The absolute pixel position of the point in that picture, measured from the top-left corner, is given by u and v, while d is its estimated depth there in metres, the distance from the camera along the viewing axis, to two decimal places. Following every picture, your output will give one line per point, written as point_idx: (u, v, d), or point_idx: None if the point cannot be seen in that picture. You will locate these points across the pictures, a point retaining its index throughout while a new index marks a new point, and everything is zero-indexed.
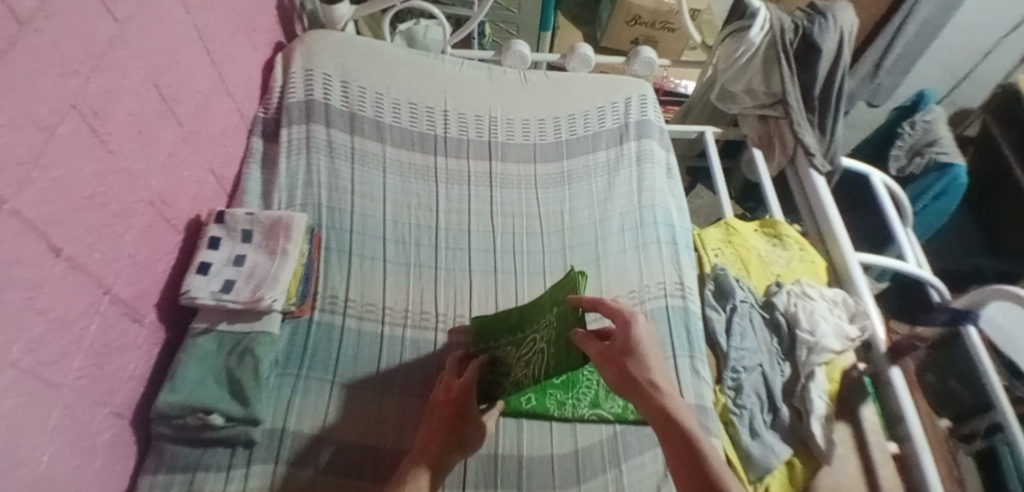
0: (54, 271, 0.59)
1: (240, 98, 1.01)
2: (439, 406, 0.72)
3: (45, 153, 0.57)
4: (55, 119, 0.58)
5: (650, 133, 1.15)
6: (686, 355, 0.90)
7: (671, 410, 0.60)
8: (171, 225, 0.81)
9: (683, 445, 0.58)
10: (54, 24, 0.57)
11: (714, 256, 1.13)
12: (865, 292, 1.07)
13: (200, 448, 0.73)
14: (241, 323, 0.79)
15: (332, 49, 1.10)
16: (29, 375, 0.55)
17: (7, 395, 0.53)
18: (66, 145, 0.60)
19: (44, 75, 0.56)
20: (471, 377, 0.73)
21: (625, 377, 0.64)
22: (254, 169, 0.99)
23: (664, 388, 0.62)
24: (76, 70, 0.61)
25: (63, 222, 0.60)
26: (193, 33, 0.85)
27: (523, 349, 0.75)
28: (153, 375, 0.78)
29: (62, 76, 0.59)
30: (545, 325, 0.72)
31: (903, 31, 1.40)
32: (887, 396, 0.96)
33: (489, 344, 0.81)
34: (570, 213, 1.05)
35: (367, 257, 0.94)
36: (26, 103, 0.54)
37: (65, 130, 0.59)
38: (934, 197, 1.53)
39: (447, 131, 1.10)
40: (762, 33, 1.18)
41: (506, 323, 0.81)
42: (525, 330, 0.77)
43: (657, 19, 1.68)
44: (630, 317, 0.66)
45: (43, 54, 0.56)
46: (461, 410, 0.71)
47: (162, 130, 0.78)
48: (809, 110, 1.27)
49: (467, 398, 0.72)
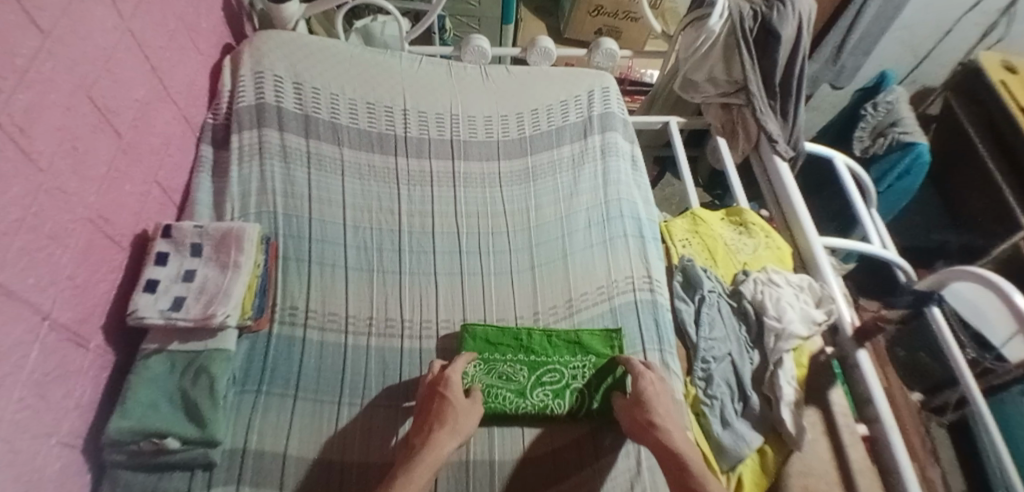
0: None
1: (185, 104, 0.96)
2: (433, 398, 0.75)
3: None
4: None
5: (613, 125, 1.15)
6: (656, 349, 0.89)
7: (669, 445, 0.71)
8: (114, 242, 0.77)
9: (678, 471, 0.68)
10: None
11: (682, 247, 1.12)
12: (831, 278, 1.08)
13: (157, 474, 0.70)
14: (194, 342, 0.76)
15: (282, 49, 1.06)
16: None
17: None
18: None
19: None
20: (456, 372, 0.78)
21: (634, 421, 0.76)
22: (205, 178, 0.95)
23: (664, 426, 0.73)
24: None
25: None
26: (129, 39, 0.80)
27: (540, 374, 0.85)
28: (104, 400, 0.75)
29: None
30: (581, 362, 0.86)
31: (863, 15, 1.42)
32: (854, 378, 0.99)
33: (488, 357, 0.86)
34: (535, 210, 1.04)
35: (327, 265, 0.91)
36: None
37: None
38: (897, 177, 1.57)
39: (407, 129, 1.07)
40: (721, 21, 1.18)
41: (506, 338, 0.87)
42: (542, 355, 0.87)
43: (619, 9, 1.68)
44: (640, 369, 0.80)
45: None
46: (442, 395, 0.74)
47: (99, 143, 0.74)
48: (772, 97, 1.28)
49: (449, 384, 0.76)
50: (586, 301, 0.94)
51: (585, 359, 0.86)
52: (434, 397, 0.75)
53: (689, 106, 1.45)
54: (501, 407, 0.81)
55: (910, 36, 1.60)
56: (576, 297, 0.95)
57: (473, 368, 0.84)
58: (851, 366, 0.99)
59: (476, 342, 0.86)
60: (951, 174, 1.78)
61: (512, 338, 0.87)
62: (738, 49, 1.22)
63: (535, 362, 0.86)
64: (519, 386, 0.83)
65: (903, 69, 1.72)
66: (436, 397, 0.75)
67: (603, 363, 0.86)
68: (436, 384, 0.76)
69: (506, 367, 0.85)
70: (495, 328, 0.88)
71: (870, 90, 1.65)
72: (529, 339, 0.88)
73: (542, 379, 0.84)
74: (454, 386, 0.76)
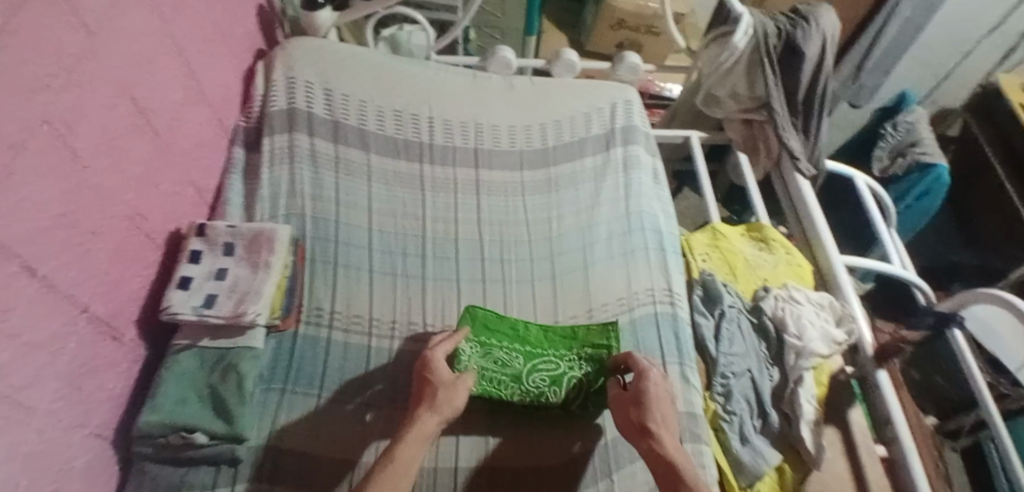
0: (26, 291, 0.57)
1: (220, 107, 0.99)
2: (422, 384, 0.75)
3: (13, 172, 0.55)
4: (25, 136, 0.56)
5: (635, 139, 1.16)
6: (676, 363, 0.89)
7: (661, 452, 0.69)
8: (150, 239, 0.79)
9: (666, 482, 0.67)
10: (20, 39, 0.55)
11: (702, 261, 1.12)
12: (851, 296, 1.08)
13: (183, 468, 0.71)
14: (224, 339, 0.77)
15: (314, 56, 1.09)
16: (4, 399, 0.53)
17: None
18: (34, 163, 0.58)
19: (11, 93, 0.54)
20: (439, 352, 0.78)
21: (630, 420, 0.74)
22: (236, 179, 0.97)
23: (659, 434, 0.71)
24: (45, 86, 0.59)
25: (33, 239, 0.57)
26: (170, 43, 0.83)
27: (535, 363, 0.86)
28: (134, 394, 0.76)
29: (31, 94, 0.57)
30: (576, 355, 0.87)
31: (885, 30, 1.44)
32: (874, 398, 0.98)
33: (485, 341, 0.87)
34: (557, 220, 1.05)
35: (352, 268, 0.92)
36: None
37: (37, 145, 0.58)
38: (916, 197, 1.55)
39: (433, 137, 1.09)
40: (746, 38, 1.21)
41: (503, 325, 0.89)
42: (537, 347, 0.89)
43: (642, 23, 1.70)
44: (644, 368, 0.78)
45: (10, 71, 0.54)
46: (428, 379, 0.74)
47: (139, 143, 0.76)
48: (794, 114, 1.28)
49: (432, 368, 0.75)
50: (606, 311, 0.95)
51: (580, 352, 0.87)
52: (421, 382, 0.75)
53: (711, 119, 1.44)
54: (497, 391, 0.81)
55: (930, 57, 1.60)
56: (597, 308, 0.95)
57: (469, 349, 0.84)
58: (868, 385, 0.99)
59: (473, 323, 0.87)
60: (973, 196, 1.77)
61: (508, 325, 0.89)
62: (761, 66, 1.23)
63: (530, 352, 0.87)
64: (514, 372, 0.84)
65: (921, 90, 1.72)
66: (423, 381, 0.75)
67: (598, 355, 0.87)
68: (422, 368, 0.76)
69: (502, 353, 0.86)
70: (494, 314, 0.90)
71: (889, 109, 1.65)
72: (526, 330, 0.90)
73: (538, 367, 0.85)
74: (437, 365, 0.76)
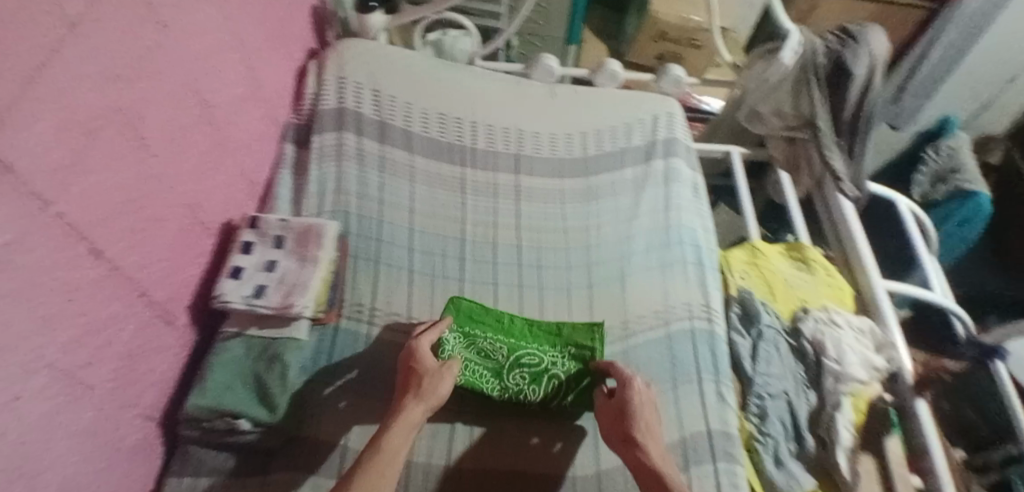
0: (91, 273, 0.58)
1: (274, 104, 1.02)
2: (407, 374, 0.75)
3: (84, 158, 0.56)
4: (97, 123, 0.58)
5: (676, 151, 1.15)
6: (669, 387, 0.87)
7: (647, 465, 0.69)
8: (206, 228, 0.81)
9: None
10: (100, 28, 0.57)
11: (740, 279, 1.11)
12: (891, 321, 1.06)
13: (225, 452, 0.73)
14: (271, 329, 0.79)
15: (364, 58, 1.11)
16: (65, 375, 0.55)
17: (42, 397, 0.52)
18: (105, 149, 0.59)
19: (86, 80, 0.56)
20: (424, 341, 0.78)
21: (616, 430, 0.74)
22: (286, 175, 1.00)
23: (644, 444, 0.71)
24: (119, 75, 0.61)
25: (100, 224, 0.59)
26: (232, 39, 0.85)
27: (518, 356, 0.86)
28: (181, 378, 0.78)
29: (104, 82, 0.58)
30: (559, 353, 0.87)
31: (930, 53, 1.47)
32: (912, 427, 0.95)
33: (470, 332, 0.86)
34: (596, 230, 1.05)
35: (393, 267, 0.94)
36: (67, 107, 0.53)
37: (107, 133, 0.59)
38: (957, 223, 1.52)
39: (475, 142, 1.10)
40: (794, 55, 1.20)
41: (488, 317, 0.88)
42: (521, 340, 0.88)
43: (683, 36, 1.68)
44: (628, 377, 0.77)
45: (87, 58, 0.56)
46: (413, 369, 0.75)
47: (200, 135, 0.78)
48: (838, 134, 1.26)
49: (417, 357, 0.76)
50: (642, 324, 0.94)
51: (563, 350, 0.87)
52: (406, 371, 0.75)
53: (751, 136, 1.43)
54: (477, 384, 0.82)
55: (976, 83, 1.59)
56: (633, 320, 0.95)
57: (453, 339, 0.84)
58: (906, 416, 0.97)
59: (458, 314, 0.87)
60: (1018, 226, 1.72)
61: (493, 318, 0.89)
62: (809, 85, 1.23)
63: (514, 344, 0.87)
64: (496, 366, 0.85)
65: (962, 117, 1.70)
66: (408, 371, 0.75)
67: (581, 355, 0.86)
68: (406, 358, 0.76)
69: (486, 344, 0.86)
70: (479, 306, 0.89)
71: (932, 133, 1.66)
72: (511, 323, 0.89)
73: (520, 361, 0.85)
74: (422, 355, 0.76)
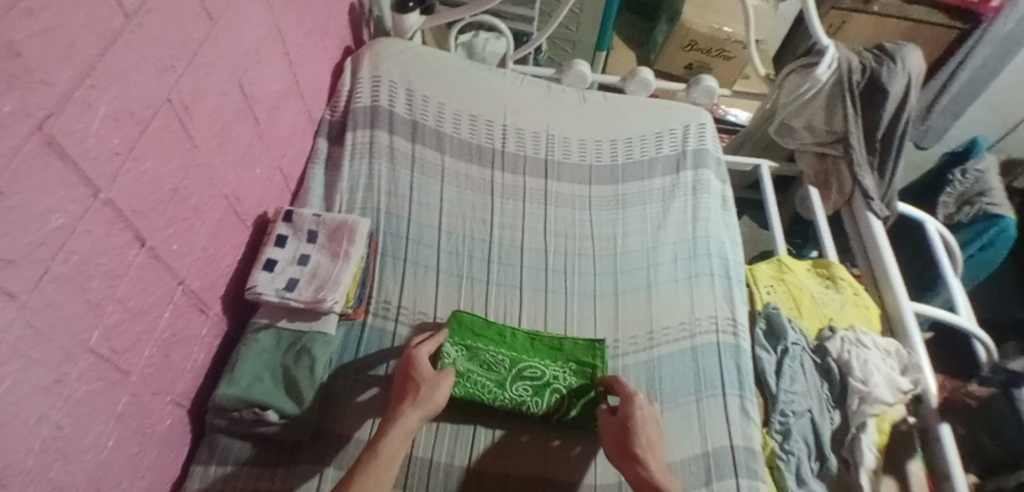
0: (135, 260, 0.58)
1: (310, 99, 1.03)
2: (404, 379, 0.76)
3: (137, 145, 0.56)
4: (151, 112, 0.58)
5: (706, 162, 1.14)
6: (670, 408, 0.86)
7: (650, 480, 0.69)
8: (241, 219, 0.82)
9: None
10: (154, 18, 0.56)
11: (767, 293, 1.10)
12: (918, 343, 1.04)
13: (251, 443, 0.74)
14: (301, 322, 0.80)
15: (398, 57, 1.12)
16: (102, 361, 0.55)
17: (81, 382, 0.52)
18: (156, 139, 0.59)
19: (141, 70, 0.55)
20: (424, 351, 0.79)
21: (618, 446, 0.75)
22: (318, 170, 1.01)
23: (648, 460, 0.72)
24: (171, 65, 0.60)
25: (147, 211, 0.59)
26: (275, 34, 0.86)
27: (521, 369, 0.84)
28: (212, 367, 0.78)
29: (158, 72, 0.58)
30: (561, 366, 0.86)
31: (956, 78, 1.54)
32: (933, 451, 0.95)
33: (471, 345, 0.86)
34: (622, 238, 1.05)
35: (420, 265, 0.95)
36: (122, 97, 0.53)
37: (159, 122, 0.59)
38: (980, 247, 1.49)
39: (505, 145, 1.11)
40: (829, 71, 1.17)
41: (489, 331, 0.87)
42: (524, 353, 0.87)
43: (713, 46, 1.67)
44: (632, 393, 0.78)
45: (144, 48, 0.55)
46: (413, 376, 0.75)
47: (241, 127, 0.79)
48: (870, 152, 1.23)
49: (416, 364, 0.77)
50: (667, 335, 0.93)
51: (565, 365, 0.86)
52: (403, 377, 0.76)
53: (780, 150, 1.42)
54: (478, 395, 0.80)
55: (1003, 102, 1.58)
56: (657, 330, 0.94)
57: (454, 352, 0.84)
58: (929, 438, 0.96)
59: (460, 328, 0.86)
60: None
61: (495, 332, 0.88)
62: (842, 100, 1.20)
63: (516, 357, 0.86)
64: (499, 377, 0.83)
65: (991, 135, 1.69)
66: (405, 377, 0.76)
67: (585, 372, 0.85)
68: (405, 366, 0.77)
69: (489, 357, 0.85)
70: (481, 320, 0.88)
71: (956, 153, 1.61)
72: (513, 338, 0.88)
73: (523, 374, 0.84)
74: (421, 363, 0.77)
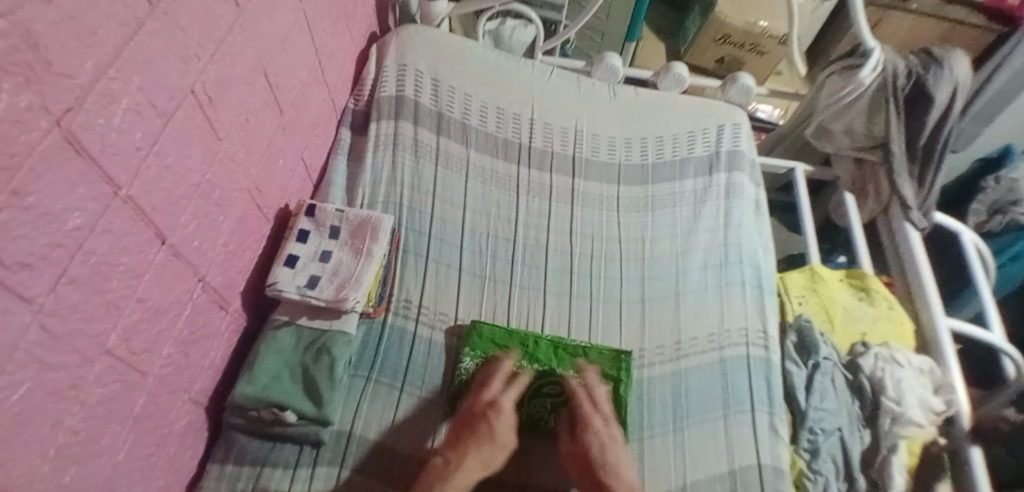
0: (156, 258, 0.56)
1: (335, 87, 1.00)
2: (478, 421, 0.74)
3: (160, 139, 0.54)
4: (175, 105, 0.55)
5: (740, 165, 1.09)
6: (638, 439, 0.83)
7: None
8: (264, 213, 0.79)
9: None
10: (180, 6, 0.53)
11: (797, 305, 1.07)
12: (952, 362, 1.00)
13: (269, 443, 0.73)
14: (321, 320, 0.78)
15: (426, 45, 1.08)
16: (120, 363, 0.53)
17: (97, 385, 0.51)
18: (180, 132, 0.57)
19: (166, 60, 0.52)
20: (508, 401, 0.76)
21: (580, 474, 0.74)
22: (341, 161, 0.98)
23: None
24: (197, 55, 0.58)
25: (168, 208, 0.57)
26: (302, 20, 0.82)
27: (540, 385, 0.83)
28: (230, 362, 0.76)
29: (183, 61, 0.55)
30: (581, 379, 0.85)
31: (995, 77, 1.41)
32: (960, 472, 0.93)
33: (493, 356, 0.84)
34: (650, 241, 1.01)
35: (442, 264, 0.92)
36: (146, 88, 0.50)
37: (183, 115, 0.57)
38: (1011, 257, 1.40)
39: (532, 141, 1.07)
40: (873, 74, 1.12)
41: (511, 341, 0.85)
42: (547, 365, 0.85)
43: (747, 40, 1.61)
44: (587, 418, 0.76)
45: (169, 37, 0.52)
46: (490, 423, 0.73)
47: (266, 118, 0.76)
48: (911, 160, 1.18)
49: (500, 415, 0.74)
50: (695, 347, 0.90)
51: (588, 376, 0.85)
52: (473, 420, 0.74)
53: (815, 154, 1.37)
54: None
55: None
56: (685, 341, 0.91)
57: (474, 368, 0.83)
58: (957, 459, 0.94)
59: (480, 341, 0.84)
60: None
61: (518, 342, 0.86)
62: (886, 105, 1.14)
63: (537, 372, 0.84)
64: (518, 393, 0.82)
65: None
66: (482, 419, 0.74)
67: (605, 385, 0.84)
68: (485, 408, 0.75)
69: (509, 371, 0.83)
70: (503, 330, 0.86)
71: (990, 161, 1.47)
72: (536, 346, 0.86)
73: (542, 390, 0.83)
74: (504, 416, 0.75)
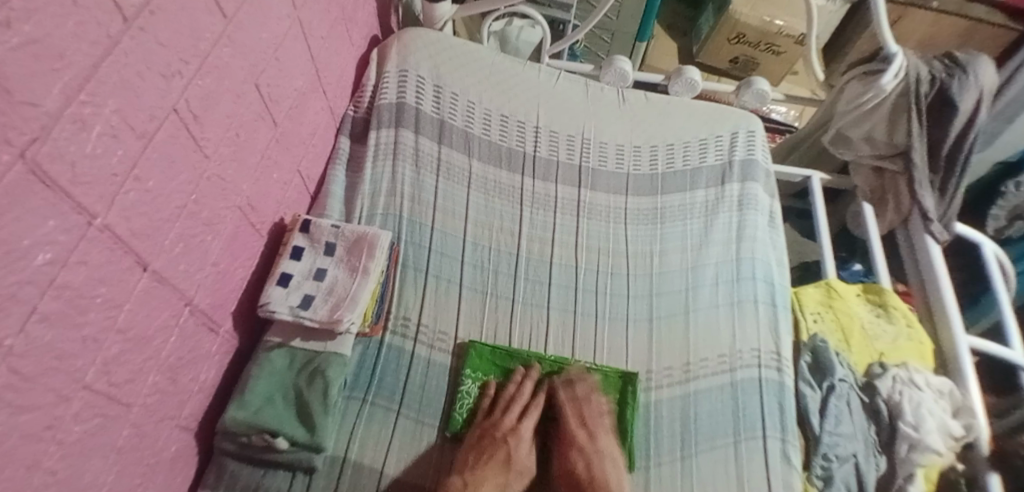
0: (138, 285, 0.54)
1: (333, 95, 0.97)
2: (498, 443, 0.76)
3: (139, 162, 0.51)
4: (156, 124, 0.52)
5: (755, 175, 1.05)
6: (642, 468, 0.80)
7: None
8: (256, 229, 0.76)
9: None
10: (159, 20, 0.50)
11: (812, 322, 1.02)
12: (971, 384, 0.95)
13: (261, 469, 0.70)
14: (315, 341, 0.76)
15: (428, 48, 1.04)
16: (100, 396, 0.51)
17: (75, 422, 0.49)
18: (162, 153, 0.54)
19: (146, 78, 0.49)
20: (527, 426, 0.79)
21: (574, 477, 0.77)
22: (339, 171, 0.95)
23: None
24: (179, 71, 0.54)
25: (151, 233, 0.54)
26: (297, 28, 0.79)
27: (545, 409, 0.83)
28: (220, 384, 0.74)
29: (164, 78, 0.52)
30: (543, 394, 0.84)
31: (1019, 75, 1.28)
32: None
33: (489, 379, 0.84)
34: (660, 255, 0.97)
35: (443, 279, 0.89)
36: (123, 109, 0.47)
37: (164, 135, 0.54)
38: None
39: (538, 149, 1.03)
40: (895, 80, 1.06)
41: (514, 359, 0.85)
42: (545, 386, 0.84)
43: (762, 40, 1.55)
44: (571, 430, 0.80)
45: (148, 54, 0.49)
46: (509, 450, 0.76)
47: (259, 130, 0.73)
48: (933, 170, 1.13)
49: (517, 439, 0.78)
50: (705, 369, 0.87)
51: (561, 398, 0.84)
52: (492, 442, 0.76)
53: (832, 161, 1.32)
54: None
55: None
56: (694, 363, 0.87)
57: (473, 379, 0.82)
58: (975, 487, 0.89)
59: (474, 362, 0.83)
60: None
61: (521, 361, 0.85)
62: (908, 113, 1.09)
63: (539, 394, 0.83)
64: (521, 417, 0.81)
65: None
66: (502, 446, 0.76)
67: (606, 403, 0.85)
68: (506, 433, 0.77)
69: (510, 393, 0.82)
70: (501, 352, 0.85)
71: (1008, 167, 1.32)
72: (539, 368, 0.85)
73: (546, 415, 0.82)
74: (520, 439, 0.78)
